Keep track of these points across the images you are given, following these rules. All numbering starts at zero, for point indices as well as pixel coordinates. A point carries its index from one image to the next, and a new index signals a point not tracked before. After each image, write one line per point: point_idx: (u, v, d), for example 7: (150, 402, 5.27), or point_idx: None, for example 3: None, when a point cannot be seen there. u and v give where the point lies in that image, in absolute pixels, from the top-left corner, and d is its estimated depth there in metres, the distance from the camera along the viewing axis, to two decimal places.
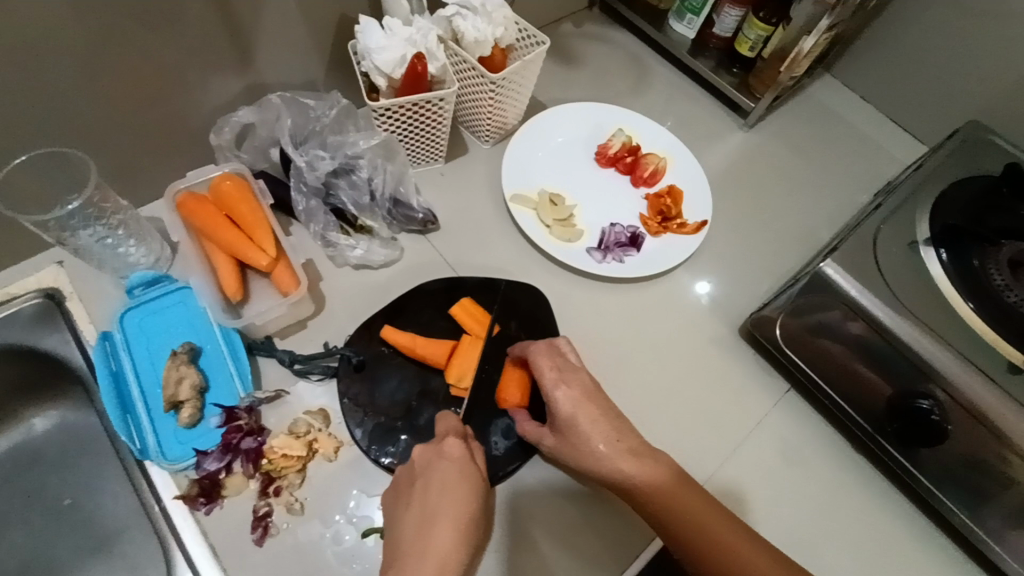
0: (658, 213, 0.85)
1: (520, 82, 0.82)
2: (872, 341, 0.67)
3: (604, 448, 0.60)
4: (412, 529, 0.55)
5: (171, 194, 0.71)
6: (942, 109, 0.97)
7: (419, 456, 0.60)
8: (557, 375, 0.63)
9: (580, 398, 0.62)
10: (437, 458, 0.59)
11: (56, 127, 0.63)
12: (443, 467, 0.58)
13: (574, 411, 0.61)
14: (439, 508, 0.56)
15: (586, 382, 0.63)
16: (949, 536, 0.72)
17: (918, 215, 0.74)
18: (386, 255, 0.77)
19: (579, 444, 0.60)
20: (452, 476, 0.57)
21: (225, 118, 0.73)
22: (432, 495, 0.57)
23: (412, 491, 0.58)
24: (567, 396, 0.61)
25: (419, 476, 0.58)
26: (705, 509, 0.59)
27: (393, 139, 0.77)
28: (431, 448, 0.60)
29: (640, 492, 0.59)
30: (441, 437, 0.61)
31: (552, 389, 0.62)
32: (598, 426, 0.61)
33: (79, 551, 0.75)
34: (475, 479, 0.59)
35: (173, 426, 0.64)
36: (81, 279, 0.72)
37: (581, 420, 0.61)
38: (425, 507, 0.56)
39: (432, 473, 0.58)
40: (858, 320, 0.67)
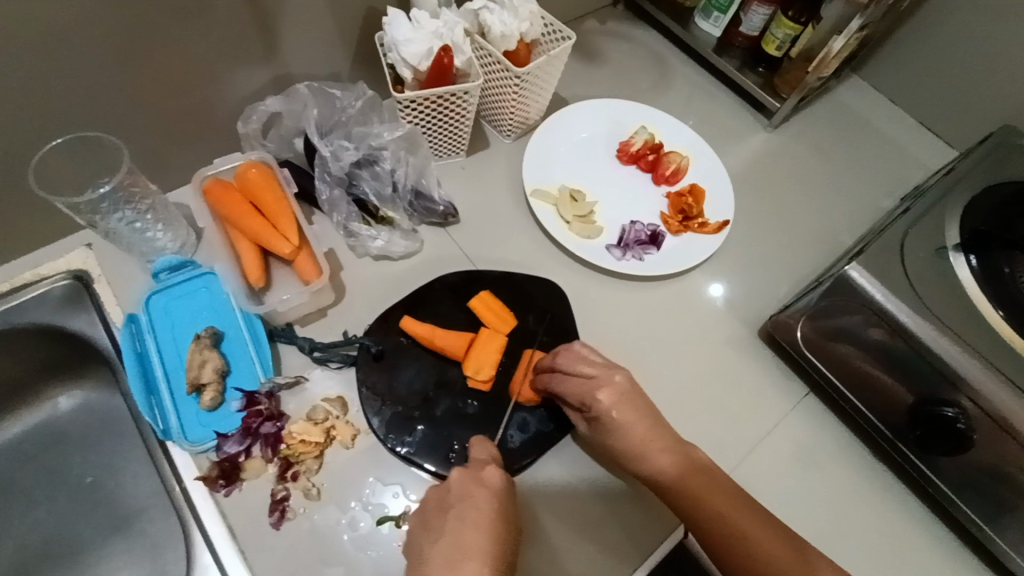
0: (679, 212, 0.84)
1: (544, 77, 0.82)
2: (894, 346, 0.66)
3: (643, 440, 0.63)
4: (441, 562, 0.53)
5: (198, 180, 0.72)
6: (973, 113, 0.95)
7: (456, 482, 0.58)
8: (594, 377, 0.64)
9: (620, 398, 0.63)
10: (475, 485, 0.58)
11: (89, 111, 0.64)
12: (482, 499, 0.56)
13: (614, 411, 0.63)
14: (473, 542, 0.54)
15: (622, 381, 0.64)
16: (969, 548, 0.70)
17: (948, 220, 0.73)
18: (406, 246, 0.77)
19: (619, 439, 0.63)
20: (489, 509, 0.56)
21: (253, 107, 0.74)
22: (465, 527, 0.55)
23: (446, 521, 0.56)
24: (608, 397, 0.63)
25: (455, 505, 0.57)
26: (720, 495, 0.60)
27: (417, 132, 0.77)
28: (469, 475, 0.59)
29: (662, 480, 0.62)
30: (479, 463, 0.60)
31: (592, 393, 0.63)
32: (638, 424, 0.63)
33: (101, 527, 0.76)
34: (510, 519, 0.56)
35: (195, 409, 0.64)
36: (108, 262, 0.73)
37: (619, 418, 0.63)
38: (457, 540, 0.54)
39: (469, 504, 0.56)
40: (880, 326, 0.66)
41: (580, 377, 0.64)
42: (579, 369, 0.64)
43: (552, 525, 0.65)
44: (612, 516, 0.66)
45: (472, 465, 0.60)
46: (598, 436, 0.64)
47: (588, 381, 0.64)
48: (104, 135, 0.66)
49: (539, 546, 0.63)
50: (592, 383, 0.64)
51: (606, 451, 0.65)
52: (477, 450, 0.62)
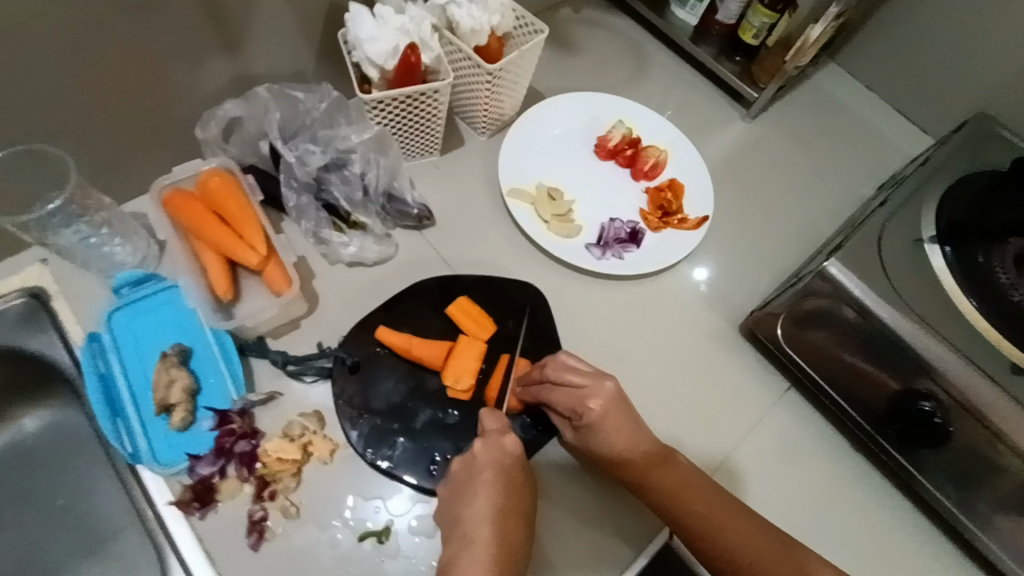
0: (658, 207, 0.83)
1: (518, 72, 0.79)
2: (873, 337, 0.66)
3: (630, 449, 0.61)
4: (481, 520, 0.55)
5: (157, 191, 0.69)
6: (949, 99, 0.95)
7: (479, 451, 0.60)
8: (584, 386, 0.62)
9: (609, 407, 0.62)
10: (499, 452, 0.60)
11: (35, 121, 0.60)
12: (509, 465, 0.60)
13: (603, 420, 0.62)
14: (507, 502, 0.57)
15: (612, 390, 0.62)
16: (946, 533, 0.72)
17: (924, 211, 0.73)
18: (380, 252, 0.75)
19: (606, 447, 0.62)
20: (516, 473, 0.59)
21: (211, 112, 0.71)
22: (499, 489, 0.57)
23: (476, 486, 0.58)
24: (598, 407, 0.61)
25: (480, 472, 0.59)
26: (699, 493, 0.61)
27: (386, 133, 0.74)
28: (491, 444, 0.61)
29: (645, 484, 0.61)
30: (496, 433, 0.62)
31: (583, 402, 0.62)
32: (626, 432, 0.62)
33: (75, 550, 0.74)
34: (531, 481, 0.61)
35: (166, 430, 0.62)
36: (66, 279, 0.69)
37: (609, 428, 0.61)
38: (493, 500, 0.57)
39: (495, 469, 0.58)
40: (855, 314, 0.67)
41: (570, 386, 0.63)
42: (567, 378, 0.63)
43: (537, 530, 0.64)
44: (597, 520, 0.66)
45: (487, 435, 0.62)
46: (585, 443, 0.64)
47: (579, 391, 0.62)
48: (51, 147, 0.63)
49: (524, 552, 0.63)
50: (582, 393, 0.62)
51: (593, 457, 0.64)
52: (490, 420, 0.62)
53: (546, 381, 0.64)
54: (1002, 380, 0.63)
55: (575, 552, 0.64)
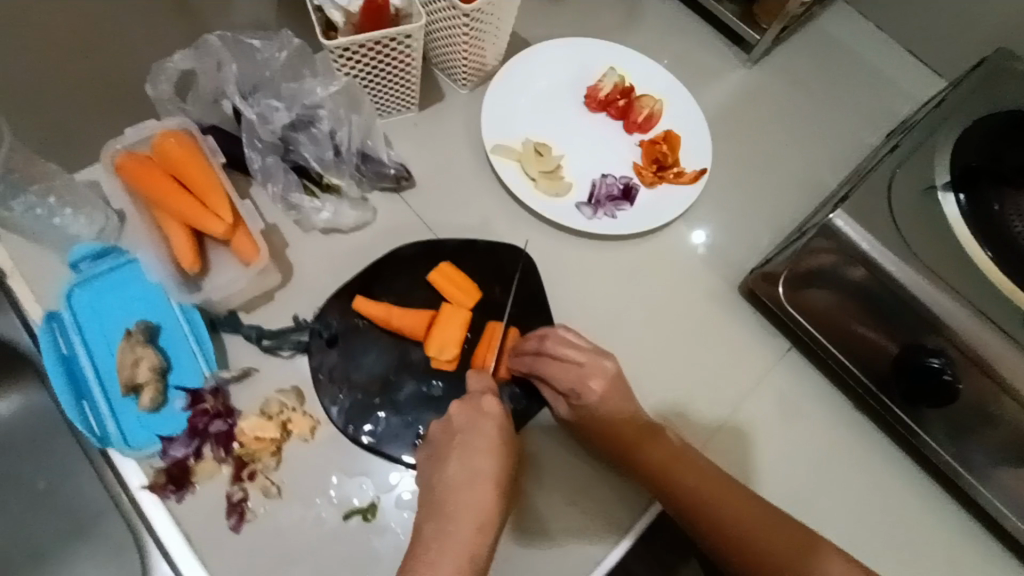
0: (654, 161, 0.78)
1: (499, 14, 0.72)
2: (875, 290, 0.63)
3: (631, 425, 0.60)
4: (451, 485, 0.54)
5: (108, 156, 0.63)
6: (964, 37, 0.88)
7: (457, 412, 0.57)
8: (584, 363, 0.61)
9: (609, 384, 0.61)
10: (477, 413, 0.57)
11: None
12: (488, 426, 0.56)
13: (603, 398, 0.60)
14: (482, 465, 0.55)
15: (611, 366, 0.62)
16: (949, 491, 0.70)
17: (937, 156, 0.67)
18: (356, 217, 0.70)
19: (607, 424, 0.60)
20: (494, 434, 0.56)
21: (160, 65, 0.64)
22: (473, 453, 0.55)
23: (456, 448, 0.56)
24: (598, 383, 0.60)
25: (458, 433, 0.56)
26: (696, 471, 0.59)
27: (356, 86, 0.68)
28: (468, 405, 0.58)
29: (646, 464, 0.59)
30: (477, 393, 0.59)
31: (585, 380, 0.60)
32: (625, 406, 0.61)
33: (59, 533, 0.73)
34: (510, 440, 0.57)
35: (135, 411, 0.59)
36: (19, 255, 0.64)
37: (611, 405, 0.60)
38: (467, 464, 0.55)
39: (473, 430, 0.56)
40: (859, 267, 0.63)
41: (572, 364, 0.61)
42: (566, 354, 0.61)
43: (531, 504, 0.62)
44: (593, 490, 0.64)
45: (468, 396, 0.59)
46: (584, 424, 0.61)
47: (580, 369, 0.61)
48: None
49: (520, 523, 0.61)
50: (582, 370, 0.61)
51: (590, 437, 0.62)
52: (473, 380, 0.60)
53: (545, 357, 0.62)
54: (1011, 330, 0.60)
55: (572, 523, 0.62)
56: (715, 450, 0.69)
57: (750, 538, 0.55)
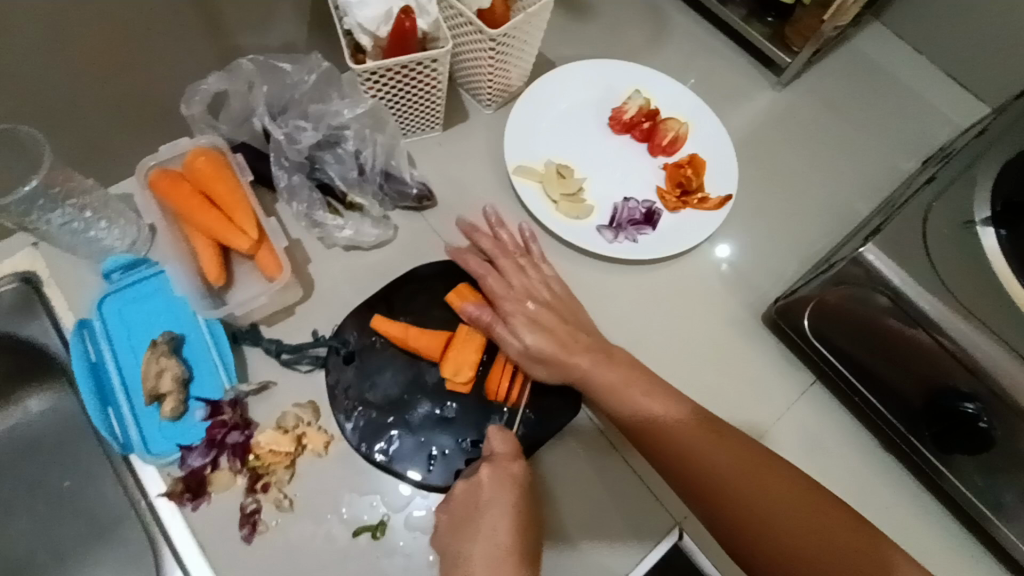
0: (677, 185, 0.77)
1: (525, 37, 0.73)
2: (908, 332, 0.60)
3: (592, 371, 0.62)
4: (477, 562, 0.53)
5: (142, 172, 0.65)
6: (1008, 61, 0.85)
7: (486, 479, 0.56)
8: (513, 251, 0.70)
9: (543, 322, 0.64)
10: (501, 484, 0.57)
11: (9, 103, 0.57)
12: (512, 497, 0.56)
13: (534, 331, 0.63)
14: (506, 540, 0.54)
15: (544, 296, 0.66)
16: (982, 538, 0.67)
17: (977, 188, 0.63)
18: (378, 235, 0.71)
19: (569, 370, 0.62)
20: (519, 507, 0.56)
21: (194, 86, 0.66)
22: (499, 528, 0.54)
23: (479, 519, 0.55)
24: (530, 315, 0.64)
25: (484, 505, 0.55)
26: (732, 451, 0.58)
27: (381, 107, 0.69)
28: (496, 470, 0.57)
29: (677, 445, 0.58)
30: (504, 458, 0.58)
31: (514, 322, 0.64)
32: (569, 348, 0.63)
33: (81, 534, 0.75)
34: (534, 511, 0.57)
35: (157, 420, 0.61)
36: (56, 264, 0.67)
37: (556, 351, 0.62)
38: (492, 540, 0.54)
39: (501, 502, 0.55)
40: (892, 310, 0.60)
41: (496, 273, 0.67)
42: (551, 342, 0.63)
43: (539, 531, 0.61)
44: (601, 520, 0.62)
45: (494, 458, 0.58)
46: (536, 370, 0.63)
47: (510, 261, 0.68)
48: (24, 127, 0.59)
49: None
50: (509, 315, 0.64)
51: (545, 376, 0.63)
52: (498, 442, 0.58)
53: (488, 260, 0.69)
54: None
55: (584, 549, 0.61)
56: None
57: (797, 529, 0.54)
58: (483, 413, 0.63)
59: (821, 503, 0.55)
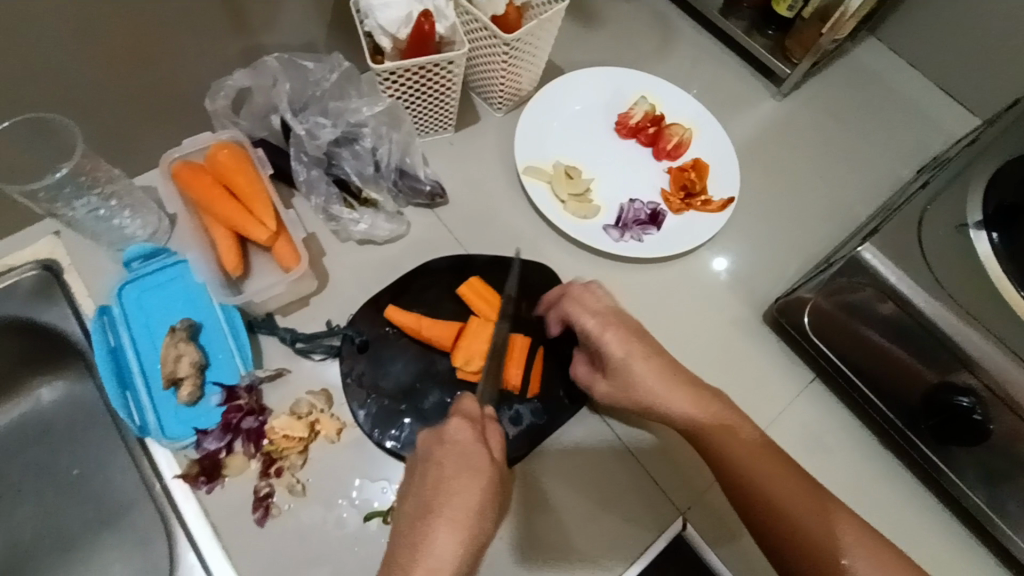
0: (681, 188, 0.79)
1: (536, 43, 0.76)
2: (906, 325, 0.62)
3: (681, 405, 0.57)
4: (405, 522, 0.50)
5: (166, 164, 0.67)
6: (999, 76, 0.89)
7: (423, 440, 0.54)
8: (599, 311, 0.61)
9: (641, 354, 0.58)
10: (437, 444, 0.53)
11: (43, 94, 0.59)
12: (449, 452, 0.52)
13: (631, 359, 0.58)
14: (432, 499, 0.50)
15: (632, 324, 0.60)
16: (978, 533, 0.68)
17: (970, 193, 0.66)
18: (391, 229, 0.73)
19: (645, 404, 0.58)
20: (448, 463, 0.52)
21: (221, 82, 0.69)
22: (427, 484, 0.51)
23: (417, 479, 0.52)
24: (622, 343, 0.58)
25: (419, 465, 0.53)
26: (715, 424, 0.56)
27: (399, 106, 0.72)
28: (431, 433, 0.55)
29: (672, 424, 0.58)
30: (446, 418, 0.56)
31: (612, 356, 0.58)
32: (663, 375, 0.57)
33: (89, 522, 0.75)
34: (477, 468, 0.52)
35: (174, 405, 0.62)
36: (77, 252, 0.69)
37: (657, 387, 0.57)
38: (419, 499, 0.51)
39: (431, 461, 0.52)
40: (890, 303, 0.62)
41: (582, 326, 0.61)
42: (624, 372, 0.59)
43: (543, 520, 0.63)
44: (603, 511, 0.64)
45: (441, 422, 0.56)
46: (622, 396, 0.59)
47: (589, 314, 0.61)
48: (56, 118, 0.61)
49: (530, 537, 0.62)
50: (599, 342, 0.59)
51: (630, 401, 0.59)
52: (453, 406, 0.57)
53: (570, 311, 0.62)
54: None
55: (590, 541, 0.63)
56: None
57: (765, 488, 0.54)
58: (493, 402, 0.65)
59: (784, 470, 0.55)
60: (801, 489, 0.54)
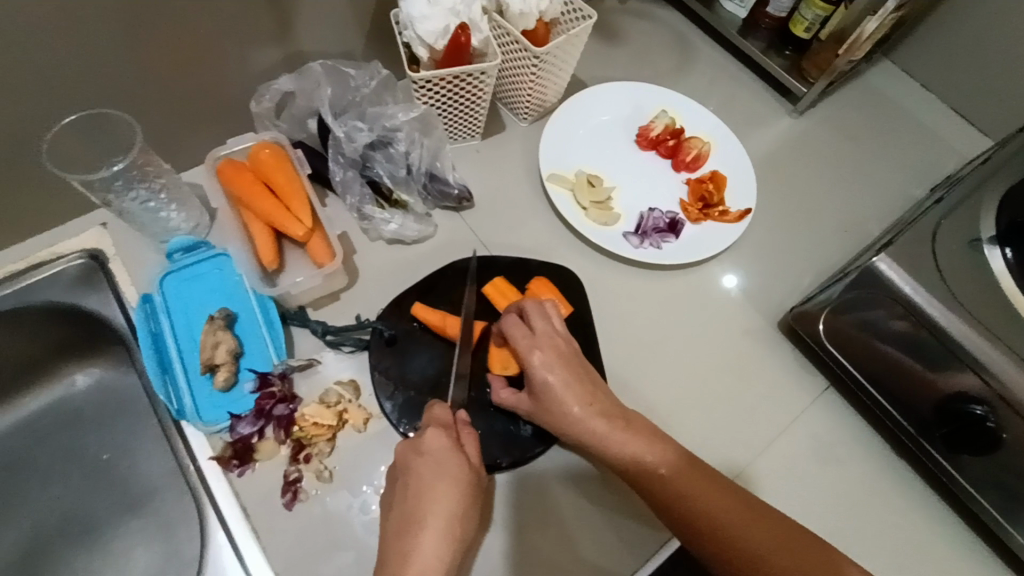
0: (699, 199, 0.82)
1: (564, 58, 0.79)
2: (922, 338, 0.64)
3: (599, 428, 0.59)
4: (391, 534, 0.52)
5: (212, 161, 0.71)
6: (1011, 100, 0.91)
7: (400, 453, 0.56)
8: (544, 340, 0.63)
9: (565, 379, 0.61)
10: (415, 455, 0.55)
11: (103, 91, 0.63)
12: (429, 460, 0.55)
13: (555, 379, 0.61)
14: (416, 510, 0.52)
15: (564, 351, 0.63)
16: (991, 545, 0.69)
17: (983, 210, 0.68)
18: (419, 230, 0.76)
19: (561, 424, 0.60)
20: (428, 475, 0.54)
21: (267, 86, 0.73)
22: (410, 495, 0.53)
23: (398, 489, 0.55)
24: (549, 366, 0.61)
25: (399, 476, 0.55)
26: (687, 472, 0.58)
27: (432, 113, 0.76)
28: (407, 446, 0.56)
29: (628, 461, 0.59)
30: (421, 429, 0.58)
31: (537, 377, 0.61)
32: (585, 401, 0.60)
33: (115, 506, 0.77)
34: (457, 475, 0.54)
35: (209, 390, 0.65)
36: (122, 242, 0.73)
37: (578, 412, 0.60)
38: (403, 509, 0.53)
39: (410, 474, 0.54)
40: (904, 319, 0.64)
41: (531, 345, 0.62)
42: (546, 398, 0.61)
43: (559, 515, 0.65)
44: (619, 508, 0.66)
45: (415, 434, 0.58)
46: (541, 416, 0.62)
47: (541, 335, 0.63)
48: (116, 114, 0.65)
49: (547, 531, 0.64)
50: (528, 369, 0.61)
51: (553, 425, 0.61)
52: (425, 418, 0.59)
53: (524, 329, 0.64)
54: None
55: (605, 537, 0.64)
56: (747, 481, 0.70)
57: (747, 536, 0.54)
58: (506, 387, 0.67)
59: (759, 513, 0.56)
60: (777, 532, 0.54)
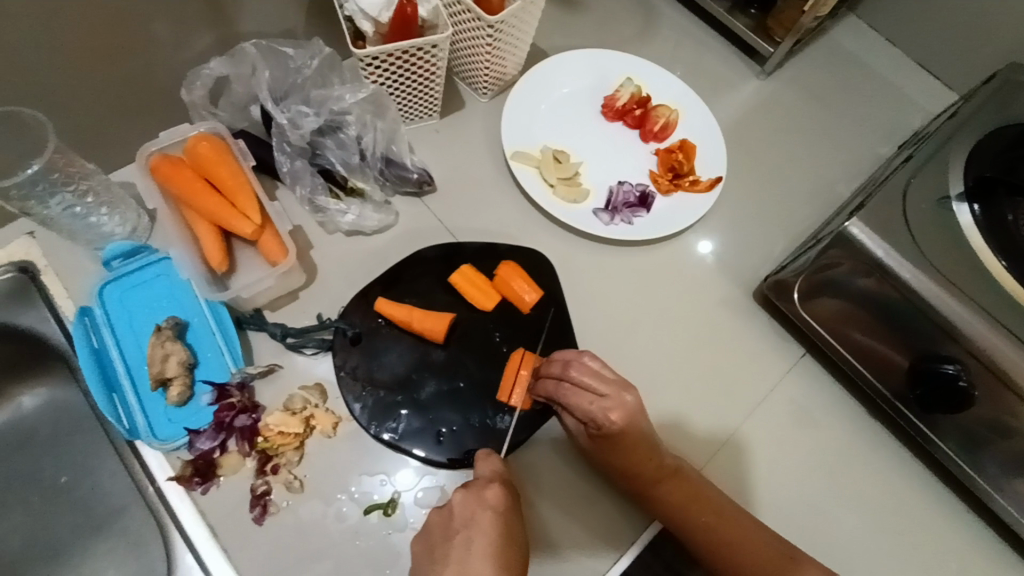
0: (669, 169, 0.79)
1: (521, 27, 0.75)
2: (897, 310, 0.63)
3: (670, 489, 0.60)
4: None
5: (143, 157, 0.65)
6: (976, 52, 0.90)
7: (460, 502, 0.55)
8: (617, 394, 0.61)
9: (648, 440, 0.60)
10: (478, 507, 0.55)
11: (9, 85, 0.57)
12: (487, 522, 0.54)
13: (628, 442, 0.60)
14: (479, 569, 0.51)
15: (640, 406, 0.61)
16: (962, 496, 0.70)
17: (951, 167, 0.68)
18: (379, 219, 0.72)
19: (641, 482, 0.60)
20: (495, 532, 0.53)
21: (196, 71, 0.67)
22: (471, 554, 0.52)
23: (451, 545, 0.53)
24: (633, 424, 0.60)
25: (458, 529, 0.54)
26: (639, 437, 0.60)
27: (383, 92, 0.70)
28: (472, 495, 0.56)
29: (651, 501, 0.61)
30: (482, 482, 0.57)
31: (621, 440, 0.59)
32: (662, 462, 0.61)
33: (79, 530, 0.73)
34: (516, 535, 0.54)
35: (164, 405, 0.61)
36: (54, 252, 0.67)
37: (653, 473, 0.60)
38: (463, 565, 0.51)
39: (474, 529, 0.53)
40: (871, 277, 0.63)
41: (616, 402, 0.60)
42: (636, 458, 0.60)
43: (543, 503, 0.63)
44: (603, 492, 0.65)
45: (475, 482, 0.57)
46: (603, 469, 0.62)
47: (613, 390, 0.61)
48: (27, 111, 0.59)
49: (530, 519, 0.63)
50: (612, 427, 0.59)
51: (618, 482, 0.62)
52: (482, 466, 0.58)
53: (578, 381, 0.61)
54: (1006, 321, 0.60)
55: (589, 520, 0.64)
56: (727, 454, 0.70)
57: (716, 536, 0.59)
58: (479, 381, 0.65)
59: (686, 475, 0.61)
60: (695, 495, 0.60)
